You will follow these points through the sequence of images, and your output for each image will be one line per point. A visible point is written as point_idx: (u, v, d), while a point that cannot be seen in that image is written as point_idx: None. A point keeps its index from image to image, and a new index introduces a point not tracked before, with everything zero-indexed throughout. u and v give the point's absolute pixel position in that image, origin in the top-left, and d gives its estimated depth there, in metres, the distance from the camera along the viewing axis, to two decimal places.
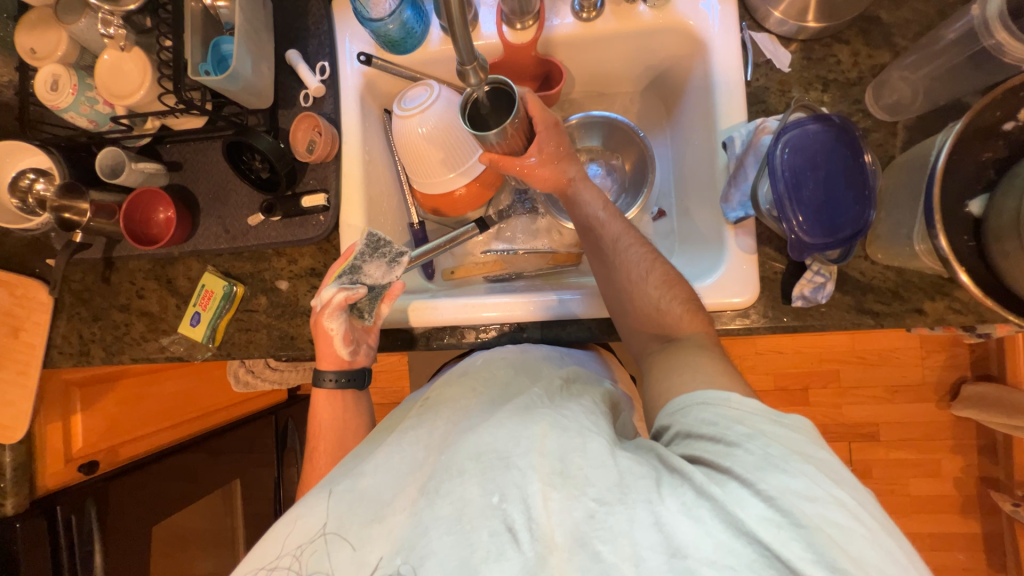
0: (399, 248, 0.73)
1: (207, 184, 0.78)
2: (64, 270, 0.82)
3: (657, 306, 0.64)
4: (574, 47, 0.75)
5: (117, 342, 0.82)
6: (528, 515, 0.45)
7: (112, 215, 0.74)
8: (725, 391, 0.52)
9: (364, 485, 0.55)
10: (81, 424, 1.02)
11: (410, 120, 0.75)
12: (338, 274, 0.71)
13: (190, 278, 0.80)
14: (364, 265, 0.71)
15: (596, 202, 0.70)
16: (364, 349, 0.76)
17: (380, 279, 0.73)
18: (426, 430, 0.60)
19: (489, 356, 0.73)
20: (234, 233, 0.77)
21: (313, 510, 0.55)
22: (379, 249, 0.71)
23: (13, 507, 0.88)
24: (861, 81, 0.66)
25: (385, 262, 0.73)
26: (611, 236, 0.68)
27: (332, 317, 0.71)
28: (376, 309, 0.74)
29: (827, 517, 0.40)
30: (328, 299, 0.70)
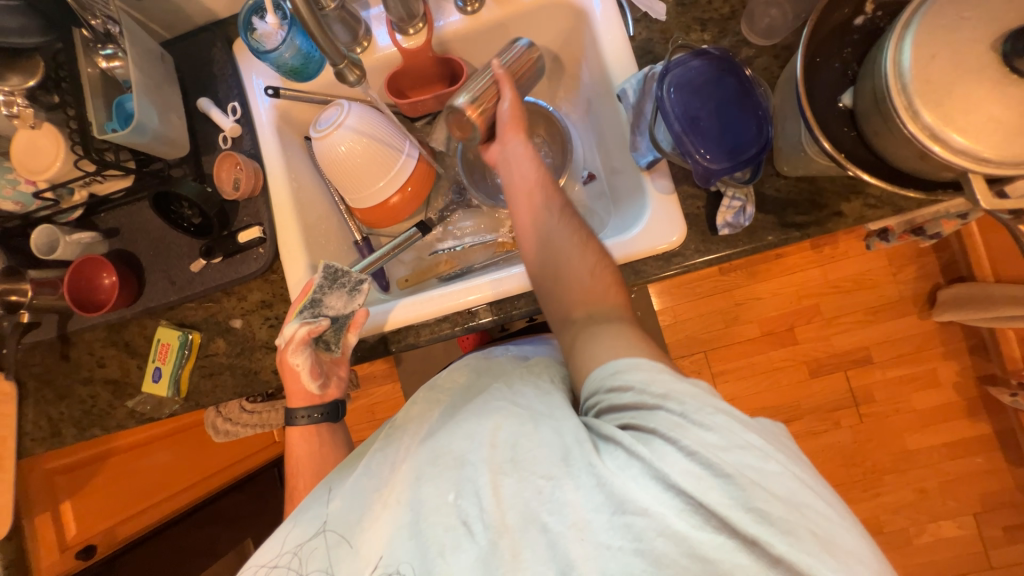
0: (356, 276, 0.74)
1: (146, 242, 0.79)
2: (22, 356, 0.82)
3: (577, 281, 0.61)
4: (468, 40, 0.79)
5: (86, 416, 0.82)
6: (480, 506, 0.48)
7: (56, 288, 0.76)
8: (637, 356, 0.52)
9: (334, 505, 0.56)
10: (71, 511, 1.00)
11: (327, 140, 0.78)
12: (299, 309, 0.71)
13: (146, 336, 0.81)
14: (324, 298, 0.72)
15: (535, 171, 0.67)
16: (334, 381, 0.76)
17: (342, 309, 0.73)
18: (393, 448, 0.60)
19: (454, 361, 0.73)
20: (180, 283, 0.78)
21: (316, 508, 0.57)
22: (336, 279, 0.73)
23: None
24: (735, 14, 0.70)
25: (345, 292, 0.74)
26: (542, 196, 0.66)
27: (297, 352, 0.71)
28: (342, 339, 0.75)
29: (743, 461, 0.43)
30: (291, 337, 0.71)
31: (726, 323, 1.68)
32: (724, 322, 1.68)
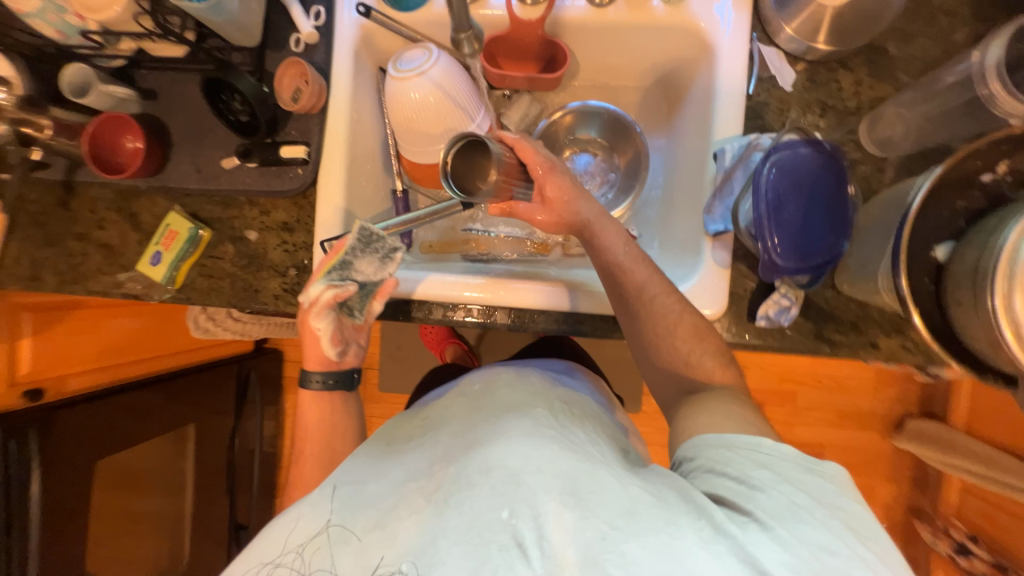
0: (393, 242, 0.68)
1: (183, 119, 0.74)
2: (21, 189, 0.78)
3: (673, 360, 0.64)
4: (582, 32, 0.73)
5: (71, 272, 0.79)
6: (539, 533, 0.46)
7: (75, 136, 0.71)
8: (750, 434, 0.53)
9: (367, 489, 0.57)
10: (28, 349, 0.98)
11: (403, 83, 0.72)
12: (328, 270, 0.67)
13: (155, 215, 0.77)
14: (354, 261, 0.67)
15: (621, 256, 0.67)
16: (352, 348, 0.77)
17: (371, 276, 0.69)
18: (431, 444, 0.60)
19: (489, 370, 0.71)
20: (206, 174, 0.74)
21: (311, 509, 0.57)
22: (370, 244, 0.66)
23: None
24: (859, 111, 0.66)
25: (377, 258, 0.69)
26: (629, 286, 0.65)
27: (320, 316, 0.70)
28: (366, 306, 0.72)
29: (847, 574, 0.42)
30: (315, 297, 0.69)
31: None
32: None
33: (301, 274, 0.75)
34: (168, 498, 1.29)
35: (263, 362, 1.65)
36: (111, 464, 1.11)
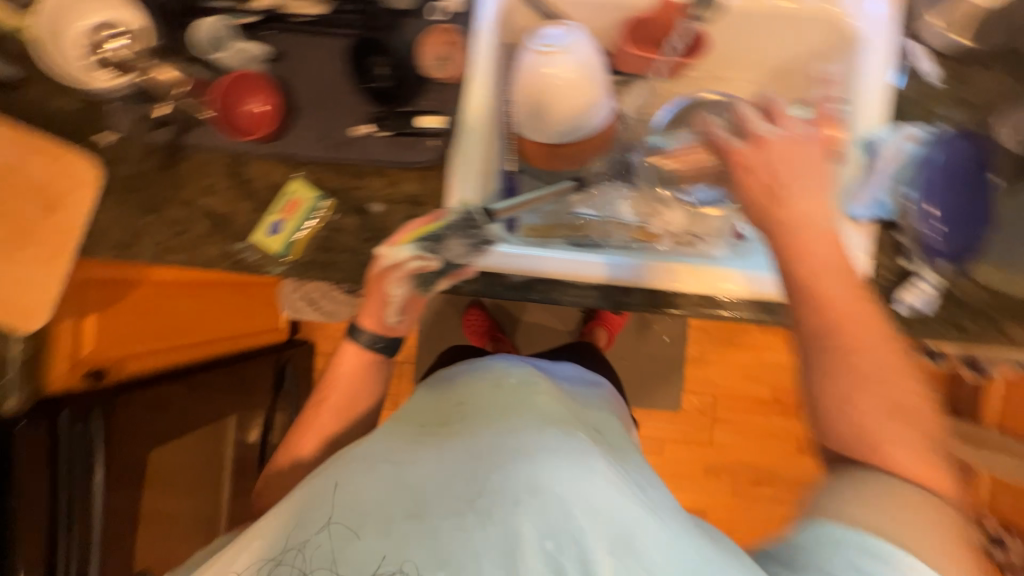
0: (491, 236, 0.70)
1: (308, 83, 0.71)
2: (125, 150, 0.73)
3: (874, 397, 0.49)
4: None
5: (173, 240, 0.74)
6: (581, 568, 0.49)
7: (202, 94, 0.70)
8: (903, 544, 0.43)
9: (410, 475, 0.58)
10: (91, 329, 0.91)
11: (544, 58, 0.71)
12: (419, 238, 0.67)
13: (270, 183, 0.73)
14: (448, 238, 0.68)
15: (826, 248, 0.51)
16: (408, 320, 0.73)
17: (455, 258, 0.68)
18: (470, 442, 0.60)
19: (528, 375, 0.70)
20: (331, 141, 0.71)
21: (351, 483, 0.57)
22: (467, 228, 0.68)
23: (15, 405, 0.77)
24: (996, 107, 0.69)
25: (469, 243, 0.69)
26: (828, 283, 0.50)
27: (398, 282, 0.68)
28: (438, 285, 0.69)
29: None
30: (397, 261, 0.67)
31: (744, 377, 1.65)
32: (743, 376, 1.65)
33: None
34: (199, 505, 1.15)
35: (297, 353, 1.58)
36: (159, 455, 1.02)
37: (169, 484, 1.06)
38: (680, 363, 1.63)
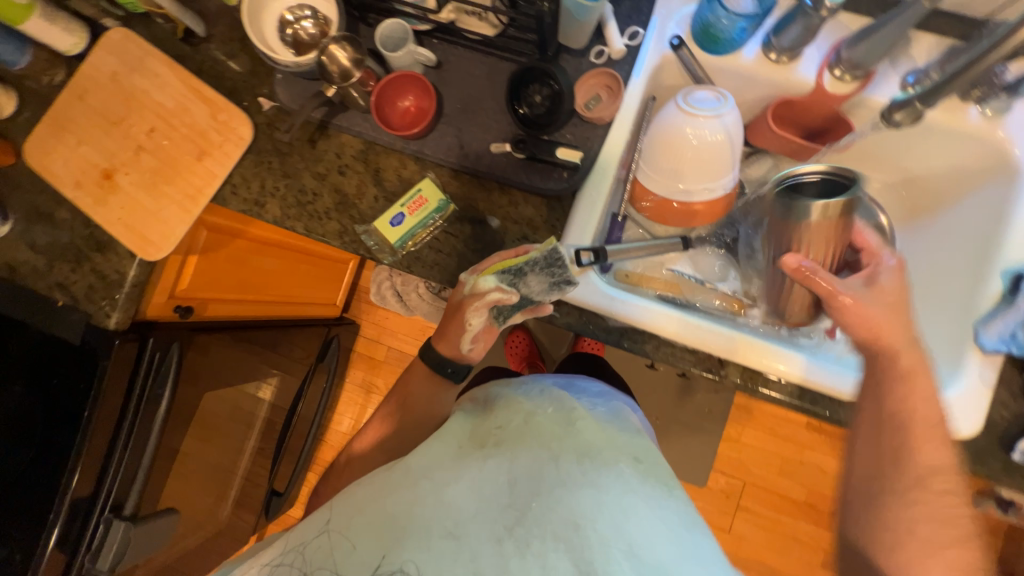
0: (570, 276, 0.64)
1: (460, 93, 0.75)
2: (279, 117, 0.79)
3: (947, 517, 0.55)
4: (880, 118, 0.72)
5: (298, 208, 0.78)
6: None
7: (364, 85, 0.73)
8: None
9: (448, 492, 0.56)
10: (193, 268, 0.97)
11: (688, 118, 0.70)
12: (502, 270, 0.64)
13: (400, 176, 0.77)
14: (529, 274, 0.64)
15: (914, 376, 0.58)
16: (479, 347, 0.72)
17: (535, 294, 0.65)
18: (510, 459, 0.58)
19: (564, 395, 0.68)
20: (468, 152, 0.74)
21: (390, 493, 0.56)
22: (551, 267, 0.63)
23: (116, 322, 0.82)
24: None
25: (549, 280, 0.64)
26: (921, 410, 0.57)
27: (477, 313, 0.66)
28: (511, 317, 0.69)
29: None
30: (478, 291, 0.65)
31: (779, 471, 1.55)
32: (778, 470, 1.55)
33: None
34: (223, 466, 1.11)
35: (343, 330, 1.63)
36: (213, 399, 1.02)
37: (212, 434, 1.05)
38: (714, 438, 1.57)
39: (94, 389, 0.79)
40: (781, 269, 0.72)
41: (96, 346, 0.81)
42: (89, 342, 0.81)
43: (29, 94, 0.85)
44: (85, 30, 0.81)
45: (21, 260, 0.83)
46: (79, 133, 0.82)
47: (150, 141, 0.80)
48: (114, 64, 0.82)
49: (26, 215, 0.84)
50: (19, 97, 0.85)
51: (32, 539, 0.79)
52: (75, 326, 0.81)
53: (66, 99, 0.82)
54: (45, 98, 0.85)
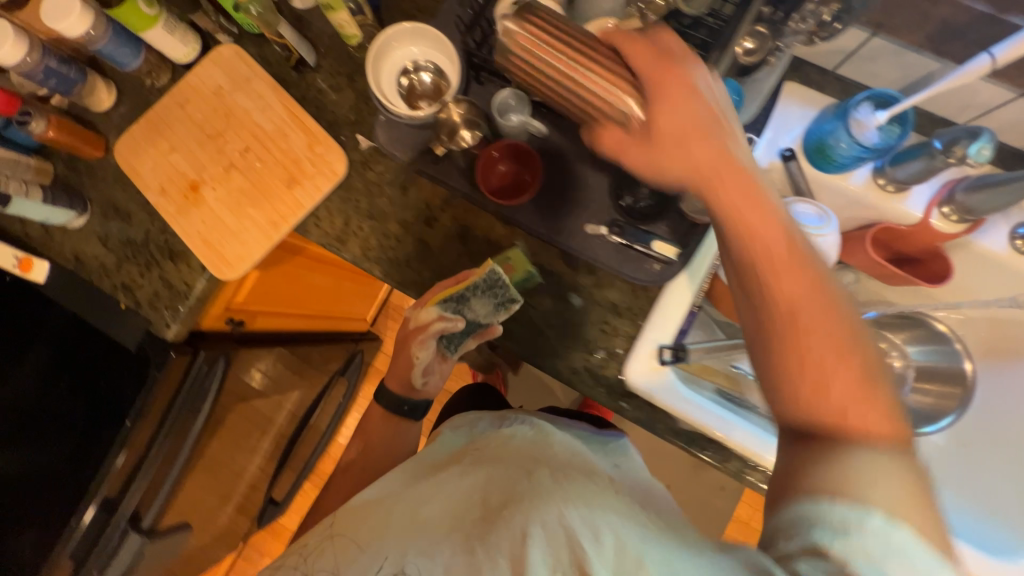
0: (513, 294, 0.70)
1: (562, 168, 0.75)
2: (375, 158, 0.79)
3: (858, 397, 0.40)
4: (980, 262, 0.71)
5: (379, 251, 0.78)
6: None
7: (474, 147, 0.73)
8: None
9: (431, 507, 0.52)
10: (252, 282, 0.95)
11: None
12: (444, 299, 0.70)
13: (488, 239, 0.76)
14: (471, 298, 0.70)
15: (849, 381, 0.40)
16: (433, 378, 0.79)
17: (482, 317, 0.71)
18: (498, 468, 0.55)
19: (540, 432, 0.64)
20: (560, 226, 0.74)
21: (382, 508, 0.55)
22: (493, 288, 0.69)
23: (174, 334, 0.80)
24: None
25: (492, 302, 0.70)
26: (792, 397, 0.42)
27: (422, 343, 0.75)
28: (462, 343, 0.76)
29: None
30: (426, 323, 0.74)
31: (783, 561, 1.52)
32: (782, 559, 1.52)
33: (609, 361, 0.72)
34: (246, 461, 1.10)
35: (368, 346, 1.61)
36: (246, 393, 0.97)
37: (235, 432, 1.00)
38: (725, 518, 1.51)
39: (143, 398, 0.77)
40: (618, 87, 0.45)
41: (149, 353, 0.79)
42: (143, 348, 0.79)
43: (129, 92, 0.85)
44: (198, 42, 0.82)
45: (91, 255, 0.82)
46: (173, 140, 0.82)
47: (243, 160, 0.80)
48: (219, 78, 0.82)
49: (103, 210, 0.83)
50: (119, 94, 0.85)
51: (46, 547, 0.75)
52: (133, 332, 0.79)
53: (167, 104, 0.83)
54: (144, 98, 0.85)
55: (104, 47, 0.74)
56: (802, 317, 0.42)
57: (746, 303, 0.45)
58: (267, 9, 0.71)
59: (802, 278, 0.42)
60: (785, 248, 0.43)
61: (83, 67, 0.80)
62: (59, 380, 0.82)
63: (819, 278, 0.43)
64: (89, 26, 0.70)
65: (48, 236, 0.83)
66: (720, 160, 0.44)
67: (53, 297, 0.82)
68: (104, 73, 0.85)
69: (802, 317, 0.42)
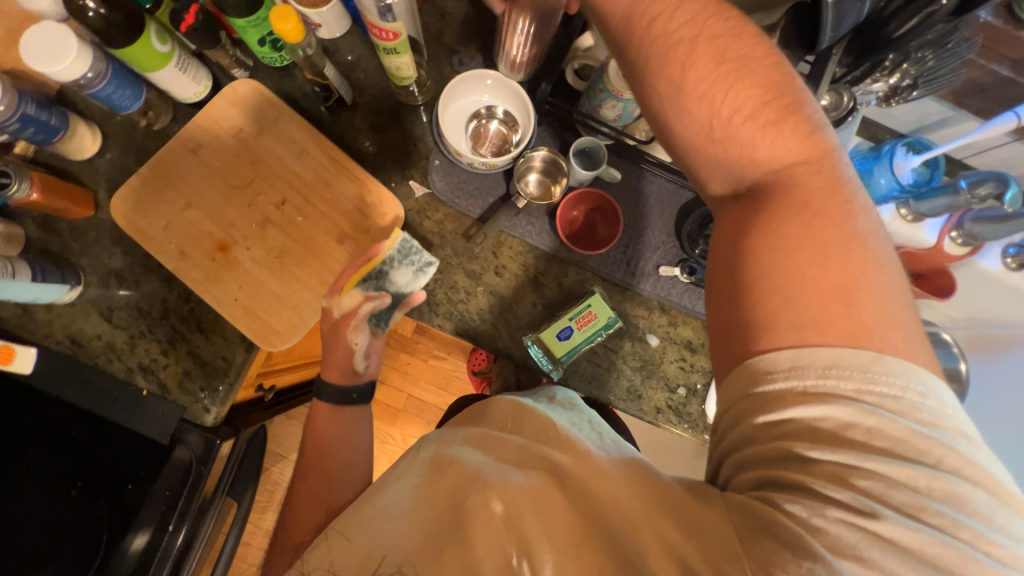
0: (428, 257, 0.70)
1: (630, 210, 0.75)
2: (433, 206, 0.74)
3: (819, 297, 0.39)
4: (982, 279, 0.82)
5: (447, 305, 0.73)
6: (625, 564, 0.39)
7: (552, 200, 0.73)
8: None
9: (413, 489, 0.48)
10: None
11: None
12: (363, 279, 0.67)
13: (562, 285, 0.75)
14: (390, 272, 0.68)
15: (794, 137, 0.43)
16: (375, 360, 0.73)
17: (404, 286, 0.69)
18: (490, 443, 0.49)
19: (517, 400, 0.54)
20: (634, 268, 0.75)
21: (371, 505, 0.49)
22: (408, 256, 0.68)
23: (215, 418, 0.69)
24: None
25: (412, 269, 0.70)
26: (705, 125, 0.45)
27: (356, 330, 0.68)
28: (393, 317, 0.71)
29: None
30: (351, 310, 0.68)
31: None
32: None
33: (689, 398, 0.74)
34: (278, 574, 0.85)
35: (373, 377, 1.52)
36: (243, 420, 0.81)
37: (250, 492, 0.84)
38: None
39: (185, 495, 0.68)
40: (685, 77, 0.44)
41: (188, 441, 0.69)
42: (179, 434, 0.69)
43: (119, 136, 0.72)
44: (210, 78, 0.71)
45: (91, 335, 0.69)
46: (187, 193, 0.71)
47: (280, 215, 0.71)
48: (238, 119, 0.72)
49: (104, 279, 0.71)
50: (105, 138, 0.72)
51: None
52: (164, 423, 0.68)
53: (172, 150, 0.71)
54: (139, 143, 0.72)
55: (100, 90, 0.62)
56: (761, 112, 0.43)
57: (745, 245, 0.42)
58: (315, 49, 0.64)
59: (798, 215, 0.41)
60: (773, 83, 0.44)
61: (62, 109, 0.66)
62: (77, 480, 0.71)
63: (755, 36, 0.45)
64: (88, 69, 0.58)
65: (30, 316, 0.68)
66: (733, 118, 0.44)
67: (43, 389, 0.68)
68: (84, 114, 0.71)
69: (748, 58, 0.44)
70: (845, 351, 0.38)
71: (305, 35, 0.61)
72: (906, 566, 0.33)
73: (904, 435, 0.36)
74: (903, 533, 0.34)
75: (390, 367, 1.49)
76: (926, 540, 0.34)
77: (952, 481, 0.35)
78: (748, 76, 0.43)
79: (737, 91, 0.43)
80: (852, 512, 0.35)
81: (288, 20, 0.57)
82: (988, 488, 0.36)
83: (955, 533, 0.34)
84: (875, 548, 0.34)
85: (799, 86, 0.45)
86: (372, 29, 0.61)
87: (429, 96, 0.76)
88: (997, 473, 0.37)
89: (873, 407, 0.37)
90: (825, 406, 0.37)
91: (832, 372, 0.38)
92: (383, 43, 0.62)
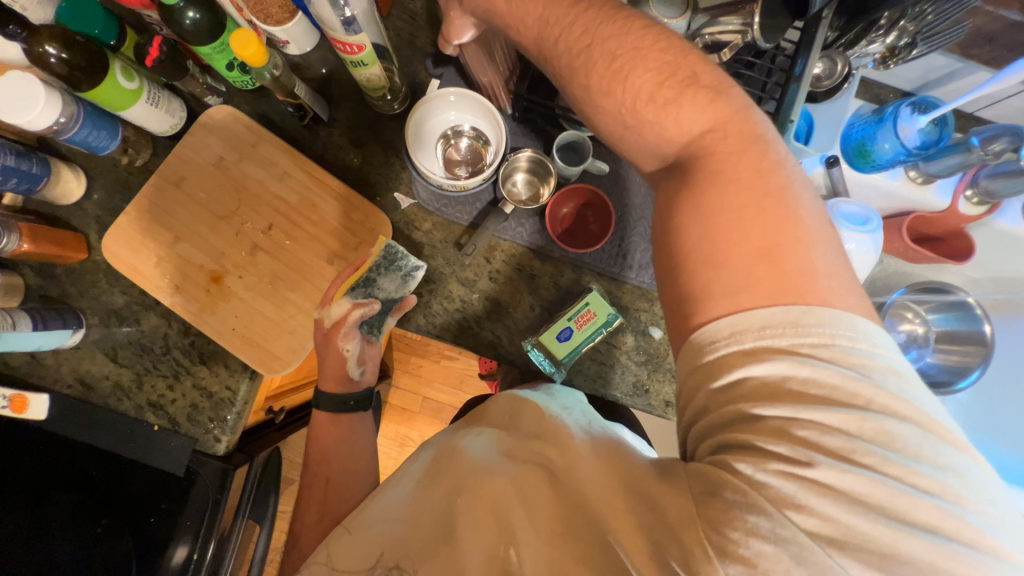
0: (415, 263, 0.68)
1: (621, 201, 0.73)
2: (420, 216, 0.73)
3: (743, 259, 0.38)
4: (1005, 235, 0.78)
5: (444, 314, 0.73)
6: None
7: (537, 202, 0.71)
8: None
9: (410, 494, 0.48)
10: None
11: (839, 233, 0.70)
12: (352, 287, 0.66)
13: (557, 285, 0.73)
14: (378, 279, 0.67)
15: (696, 109, 0.42)
16: (370, 368, 0.72)
17: (393, 292, 0.69)
18: (478, 441, 0.48)
19: (516, 395, 0.52)
20: (631, 261, 0.73)
21: (371, 515, 0.48)
22: (394, 262, 0.67)
23: (226, 446, 0.70)
24: None
25: (399, 276, 0.68)
26: (616, 115, 0.46)
27: (348, 338, 0.67)
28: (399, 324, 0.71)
29: None
30: (342, 317, 0.67)
31: None
32: None
33: None
34: None
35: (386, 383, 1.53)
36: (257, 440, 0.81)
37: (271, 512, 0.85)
38: None
39: (206, 523, 0.70)
40: (579, 67, 0.46)
41: (200, 469, 0.70)
42: (191, 463, 0.70)
43: (102, 176, 0.72)
44: (184, 109, 0.71)
45: (98, 376, 0.70)
46: (175, 228, 0.70)
47: (268, 240, 0.71)
48: (216, 146, 0.71)
49: (106, 319, 0.72)
50: (90, 179, 0.72)
51: None
52: (178, 456, 0.69)
53: (155, 185, 0.71)
54: (123, 181, 0.73)
55: (75, 135, 0.61)
56: (660, 93, 0.43)
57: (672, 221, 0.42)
58: (283, 70, 0.63)
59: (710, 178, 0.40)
60: (678, 54, 0.44)
61: (43, 156, 0.66)
62: (100, 519, 0.72)
63: (643, 27, 0.45)
64: (59, 113, 0.57)
65: (38, 361, 0.70)
66: (636, 100, 0.44)
67: (58, 431, 0.70)
68: (67, 158, 0.71)
69: (638, 51, 0.44)
70: (774, 307, 0.36)
71: (270, 56, 0.60)
72: (838, 508, 0.32)
73: (835, 381, 0.35)
74: (837, 478, 0.33)
75: (402, 371, 1.50)
76: (859, 480, 0.33)
77: (882, 422, 0.34)
78: (641, 56, 0.44)
79: (624, 78, 0.44)
80: (788, 462, 0.34)
81: (249, 44, 0.55)
82: (919, 423, 0.34)
83: (883, 470, 0.33)
84: (813, 495, 0.33)
85: (696, 59, 0.44)
86: (336, 44, 0.59)
87: (405, 104, 0.74)
88: (931, 409, 0.35)
89: (807, 356, 0.36)
90: (766, 362, 0.36)
91: (767, 330, 0.36)
92: (349, 57, 0.60)
